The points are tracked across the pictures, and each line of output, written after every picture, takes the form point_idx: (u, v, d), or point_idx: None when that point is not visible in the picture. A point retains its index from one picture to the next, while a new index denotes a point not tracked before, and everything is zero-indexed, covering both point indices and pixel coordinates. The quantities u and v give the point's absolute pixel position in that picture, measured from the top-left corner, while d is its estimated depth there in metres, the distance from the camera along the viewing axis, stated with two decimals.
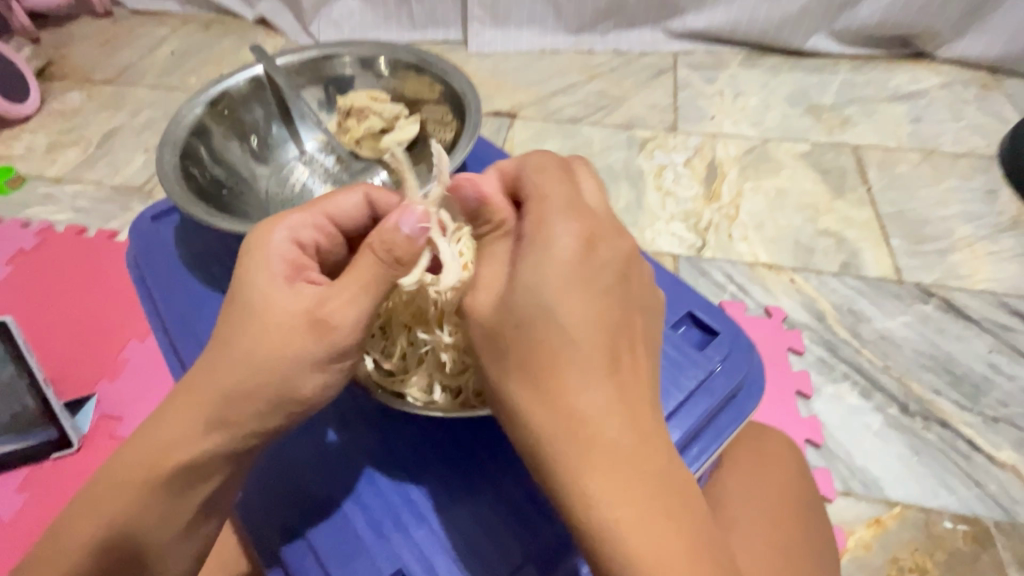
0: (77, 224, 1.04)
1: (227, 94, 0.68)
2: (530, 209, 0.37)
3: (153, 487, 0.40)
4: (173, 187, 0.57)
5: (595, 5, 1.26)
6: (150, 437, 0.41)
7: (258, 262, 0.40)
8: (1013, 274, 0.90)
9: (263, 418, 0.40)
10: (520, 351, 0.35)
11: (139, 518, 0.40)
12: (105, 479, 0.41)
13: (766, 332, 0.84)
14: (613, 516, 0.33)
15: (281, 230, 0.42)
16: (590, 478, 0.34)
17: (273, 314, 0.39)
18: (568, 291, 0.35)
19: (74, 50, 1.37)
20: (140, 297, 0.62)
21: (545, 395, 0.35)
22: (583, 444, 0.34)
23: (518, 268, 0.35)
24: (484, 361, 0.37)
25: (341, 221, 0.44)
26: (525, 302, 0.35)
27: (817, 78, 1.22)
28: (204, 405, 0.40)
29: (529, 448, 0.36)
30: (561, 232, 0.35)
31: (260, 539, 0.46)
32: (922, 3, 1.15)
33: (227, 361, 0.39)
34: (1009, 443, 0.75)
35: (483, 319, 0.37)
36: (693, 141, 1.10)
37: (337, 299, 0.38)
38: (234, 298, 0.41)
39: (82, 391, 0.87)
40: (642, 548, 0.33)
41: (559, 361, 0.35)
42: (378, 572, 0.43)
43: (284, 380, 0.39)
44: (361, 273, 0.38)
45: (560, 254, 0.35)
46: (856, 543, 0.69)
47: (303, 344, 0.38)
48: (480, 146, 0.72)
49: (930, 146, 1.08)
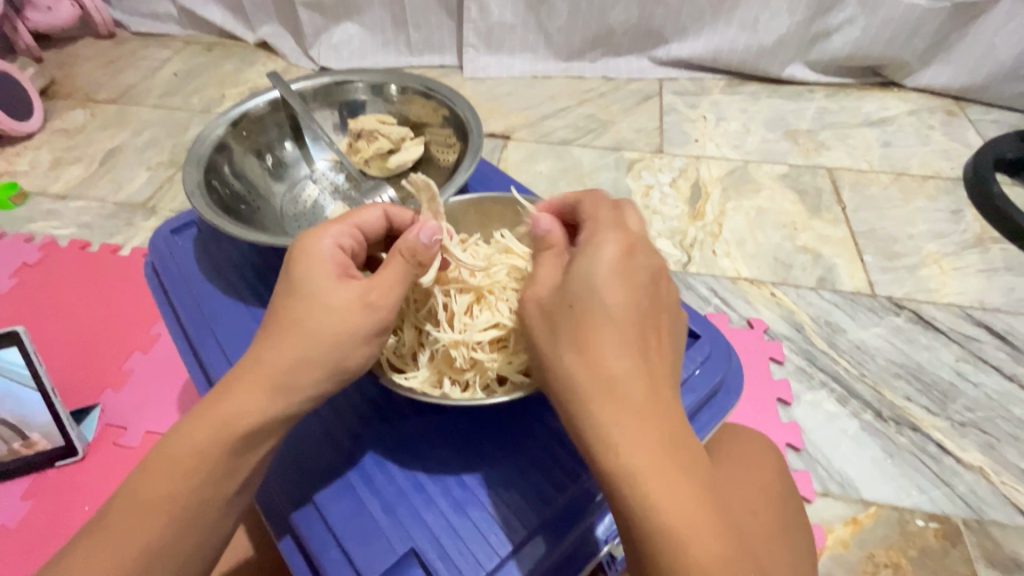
0: (80, 239, 1.04)
1: (246, 116, 0.73)
2: (585, 232, 0.46)
3: (217, 451, 0.42)
4: (198, 201, 0.60)
5: (584, 34, 1.33)
6: (219, 404, 0.42)
7: (310, 258, 0.45)
8: (976, 288, 0.96)
9: (320, 384, 0.43)
10: (569, 325, 0.41)
11: (199, 485, 0.42)
12: (165, 448, 0.42)
13: (748, 342, 0.89)
14: (634, 460, 0.37)
15: (325, 237, 0.46)
16: (614, 427, 0.37)
17: (337, 294, 0.43)
18: (611, 280, 0.41)
19: (78, 70, 1.41)
20: (160, 306, 0.66)
21: (586, 357, 0.39)
22: (615, 398, 0.38)
23: (575, 265, 0.43)
24: (538, 340, 0.43)
25: (367, 232, 0.50)
26: (576, 287, 0.42)
27: (793, 105, 1.29)
28: (272, 373, 0.42)
29: (567, 407, 0.40)
30: (607, 242, 0.43)
31: (273, 511, 0.51)
32: (889, 36, 1.23)
33: (300, 331, 0.43)
34: (975, 446, 0.80)
35: (540, 307, 0.44)
36: (678, 163, 1.16)
37: (382, 285, 0.44)
38: (291, 284, 0.44)
39: (86, 401, 0.84)
40: (657, 489, 0.36)
41: (597, 331, 0.40)
42: (392, 551, 0.46)
43: (338, 352, 0.43)
44: (396, 268, 0.45)
45: (607, 254, 0.42)
46: (834, 541, 0.72)
47: (355, 322, 0.43)
48: (481, 167, 0.76)
49: (899, 168, 1.15)
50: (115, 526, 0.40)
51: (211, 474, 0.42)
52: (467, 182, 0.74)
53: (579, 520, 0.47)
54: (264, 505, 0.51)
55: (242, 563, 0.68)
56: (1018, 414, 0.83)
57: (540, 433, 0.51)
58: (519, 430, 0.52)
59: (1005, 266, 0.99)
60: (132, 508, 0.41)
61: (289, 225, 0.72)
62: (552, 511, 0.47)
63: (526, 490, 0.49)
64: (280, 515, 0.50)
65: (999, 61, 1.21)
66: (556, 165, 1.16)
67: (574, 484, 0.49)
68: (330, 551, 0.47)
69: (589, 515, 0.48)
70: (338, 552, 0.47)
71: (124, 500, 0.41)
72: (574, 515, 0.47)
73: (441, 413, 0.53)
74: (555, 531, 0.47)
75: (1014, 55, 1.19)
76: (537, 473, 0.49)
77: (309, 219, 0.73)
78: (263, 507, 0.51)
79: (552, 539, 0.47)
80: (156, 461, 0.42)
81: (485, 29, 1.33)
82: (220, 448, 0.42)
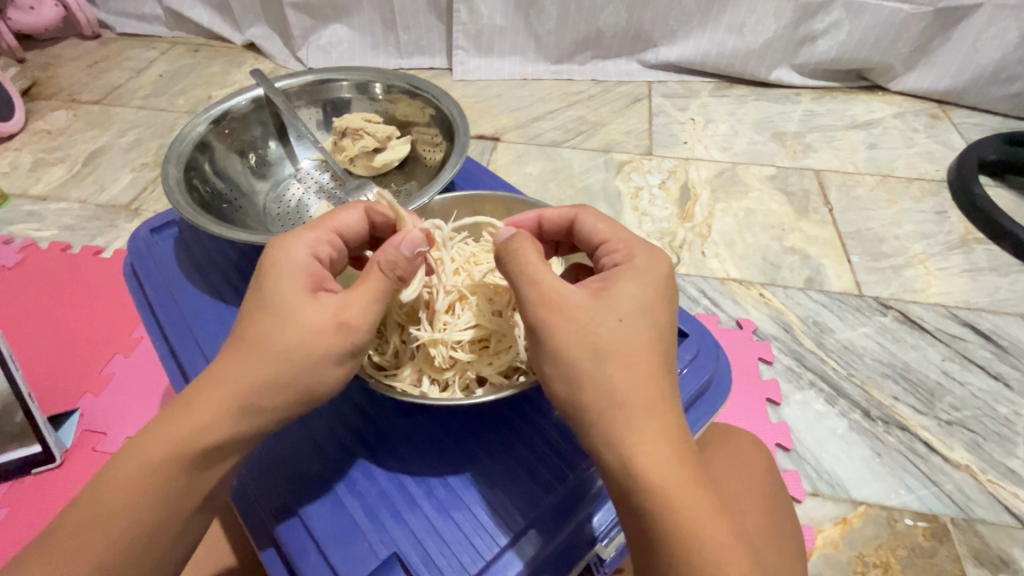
0: (61, 240, 1.02)
1: (229, 113, 0.72)
2: (617, 251, 0.45)
3: (174, 470, 0.40)
4: (178, 199, 0.59)
5: (573, 37, 1.33)
6: (179, 422, 0.41)
7: (285, 271, 0.43)
8: (962, 288, 0.97)
9: (285, 405, 0.42)
10: (618, 340, 0.38)
11: (158, 503, 0.40)
12: (120, 466, 0.41)
13: (736, 342, 0.89)
14: (674, 479, 0.36)
15: (303, 247, 0.45)
16: (658, 451, 0.36)
17: (309, 314, 0.42)
18: (659, 301, 0.41)
19: (61, 71, 1.39)
20: (140, 306, 0.64)
21: (638, 375, 0.38)
22: (660, 416, 0.37)
23: (619, 279, 0.41)
24: (573, 351, 0.38)
25: (345, 235, 0.49)
26: (622, 301, 0.40)
27: (781, 107, 1.30)
28: (234, 393, 0.41)
29: (610, 423, 0.37)
30: (652, 263, 0.42)
31: (255, 520, 0.50)
32: (874, 40, 1.25)
33: (267, 351, 0.41)
34: (962, 445, 0.80)
35: (573, 314, 0.39)
36: (667, 165, 1.16)
37: (356, 304, 0.42)
38: (262, 298, 0.43)
39: (64, 406, 0.82)
40: (696, 509, 0.35)
41: (648, 348, 0.39)
42: (375, 555, 0.45)
43: (306, 376, 0.42)
44: (373, 286, 0.43)
45: (655, 272, 0.42)
46: (824, 541, 0.72)
47: (329, 346, 0.42)
48: (468, 166, 0.76)
49: (884, 170, 1.16)
50: (66, 541, 0.39)
51: (170, 493, 0.41)
52: (454, 180, 0.73)
53: (566, 520, 0.47)
54: (243, 511, 0.50)
55: (223, 570, 0.66)
56: (1004, 413, 0.83)
57: (528, 433, 0.51)
58: (506, 430, 0.51)
59: (990, 267, 1.00)
60: (83, 523, 0.39)
61: (272, 225, 0.72)
62: (540, 511, 0.47)
63: (513, 491, 0.48)
64: (263, 526, 0.49)
65: (981, 65, 1.22)
66: (545, 167, 1.16)
67: (563, 484, 0.48)
68: (312, 555, 0.46)
69: (580, 512, 0.47)
70: (318, 555, 0.46)
71: (75, 514, 0.40)
72: (565, 512, 0.47)
73: (425, 414, 0.53)
74: (540, 531, 0.46)
75: (996, 60, 1.20)
76: (525, 474, 0.49)
77: (292, 218, 0.72)
78: (241, 512, 0.50)
79: (539, 543, 0.46)
80: (109, 474, 0.41)
81: (475, 32, 1.33)
82: (178, 466, 0.40)
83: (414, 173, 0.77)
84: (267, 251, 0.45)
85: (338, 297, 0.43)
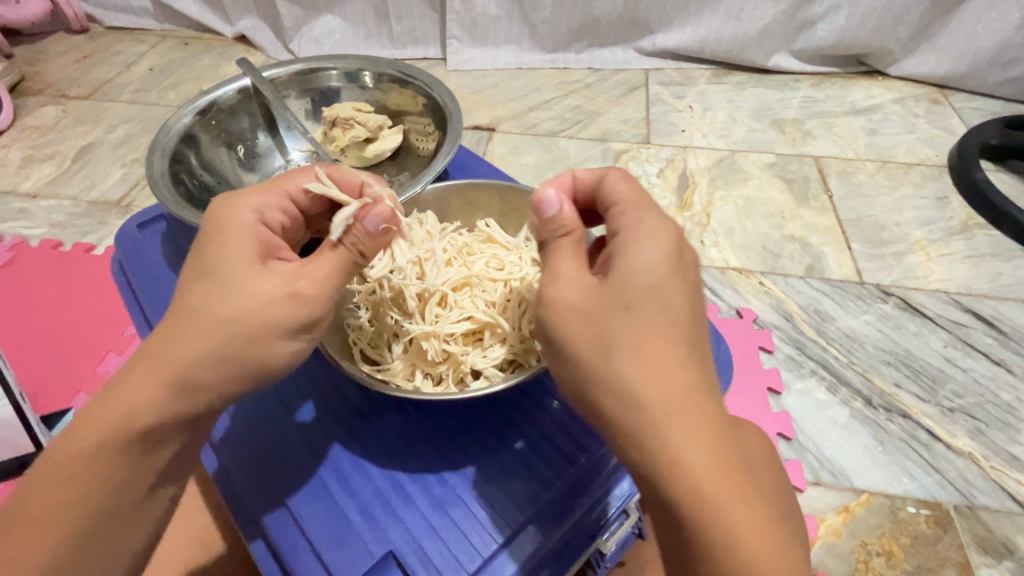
0: (52, 238, 1.01)
1: (215, 104, 0.70)
2: (625, 215, 0.41)
3: (127, 447, 0.39)
4: (163, 193, 0.58)
5: (569, 25, 1.31)
6: (113, 403, 0.39)
7: (231, 235, 0.42)
8: (964, 274, 0.96)
9: (236, 381, 0.40)
10: (628, 327, 0.35)
11: (113, 479, 0.39)
12: (67, 444, 0.39)
13: (736, 331, 0.88)
14: (716, 489, 0.32)
15: (248, 210, 0.43)
16: (691, 460, 0.32)
17: (257, 283, 0.40)
18: (673, 273, 0.37)
19: (49, 66, 1.37)
20: (126, 300, 0.63)
21: (654, 368, 0.34)
22: (689, 415, 0.33)
23: (623, 257, 0.37)
24: (579, 345, 0.36)
25: (298, 200, 0.48)
26: (633, 280, 0.36)
27: (779, 94, 1.29)
28: (172, 370, 0.39)
29: (631, 427, 0.34)
30: (658, 228, 0.39)
31: (246, 516, 0.48)
32: (874, 24, 1.23)
33: (206, 323, 0.39)
34: (965, 432, 0.79)
35: (574, 302, 0.37)
36: (665, 154, 1.15)
37: (315, 274, 0.41)
38: (202, 266, 0.41)
39: (57, 406, 0.81)
40: (738, 522, 0.32)
41: (664, 332, 0.34)
42: (371, 554, 0.44)
43: (256, 349, 0.40)
44: (333, 258, 0.42)
45: (666, 242, 0.38)
46: (826, 530, 0.71)
47: (282, 314, 0.40)
48: (461, 156, 0.75)
49: (885, 156, 1.15)
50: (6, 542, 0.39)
51: (123, 473, 0.40)
52: (446, 169, 0.72)
53: (558, 524, 0.46)
54: (232, 504, 0.49)
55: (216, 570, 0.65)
56: (1007, 399, 0.83)
57: (529, 432, 0.50)
58: (504, 424, 0.51)
59: (991, 253, 0.99)
60: (26, 524, 0.39)
61: None
62: (537, 509, 0.46)
63: (512, 489, 0.47)
64: (254, 524, 0.47)
65: (982, 49, 1.20)
66: (542, 158, 1.14)
67: (560, 481, 0.47)
68: (305, 556, 0.45)
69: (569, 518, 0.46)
70: (312, 556, 0.45)
71: (16, 514, 0.39)
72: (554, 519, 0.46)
73: (420, 411, 0.52)
74: (551, 515, 0.46)
75: (998, 42, 1.18)
76: (524, 471, 0.48)
77: None
78: (230, 507, 0.49)
79: (545, 529, 0.45)
80: (59, 451, 0.39)
81: (468, 21, 1.31)
82: (114, 453, 0.39)
83: (407, 163, 0.76)
84: (209, 215, 0.44)
85: (291, 266, 0.41)
